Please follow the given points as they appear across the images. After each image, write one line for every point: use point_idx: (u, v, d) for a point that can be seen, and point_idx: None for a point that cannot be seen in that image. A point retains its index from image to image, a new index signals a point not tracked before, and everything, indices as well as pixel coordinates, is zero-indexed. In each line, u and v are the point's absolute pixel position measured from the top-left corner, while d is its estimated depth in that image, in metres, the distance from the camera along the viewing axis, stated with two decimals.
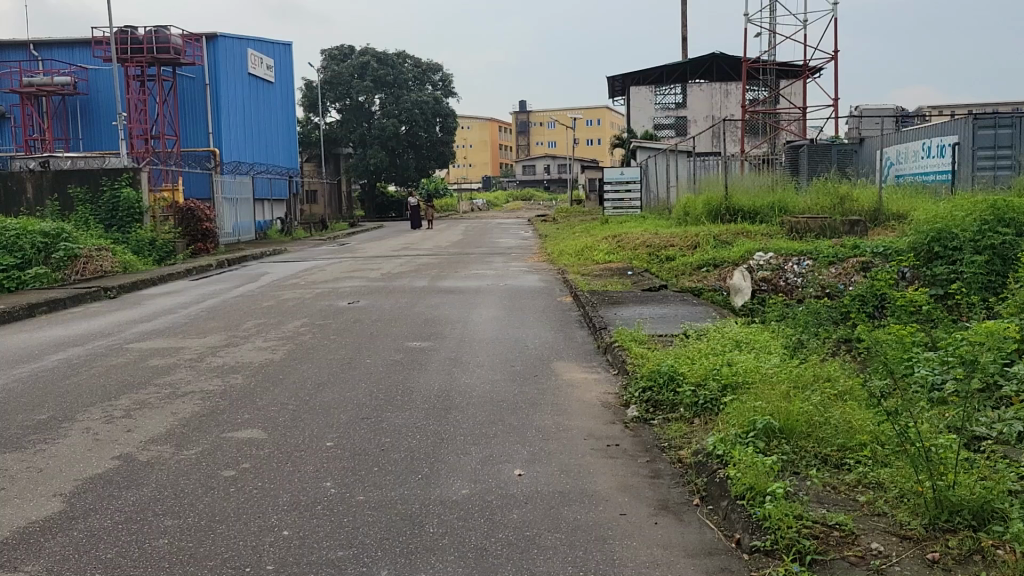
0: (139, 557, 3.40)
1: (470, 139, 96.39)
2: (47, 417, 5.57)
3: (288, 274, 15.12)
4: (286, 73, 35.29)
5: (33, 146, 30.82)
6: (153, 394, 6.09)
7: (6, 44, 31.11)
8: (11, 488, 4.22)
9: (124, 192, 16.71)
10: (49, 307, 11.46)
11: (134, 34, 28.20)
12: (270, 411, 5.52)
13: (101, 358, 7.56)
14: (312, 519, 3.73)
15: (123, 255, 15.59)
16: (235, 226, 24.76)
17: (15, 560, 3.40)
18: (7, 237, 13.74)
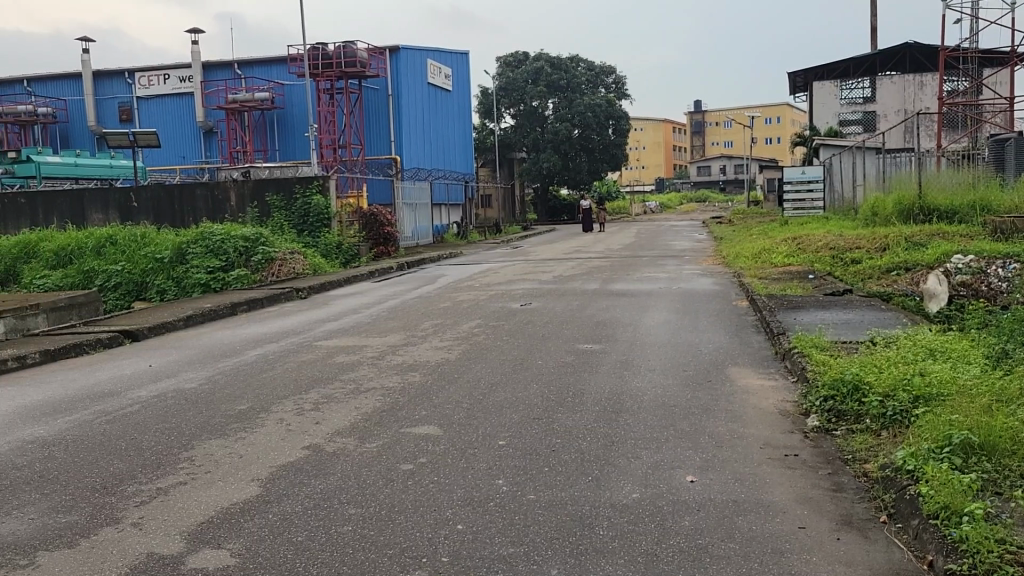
0: (326, 541, 3.61)
1: (643, 141, 95.57)
2: (247, 407, 6.05)
3: (464, 276, 15.62)
4: (464, 82, 36.41)
5: (235, 157, 33.47)
6: (339, 389, 6.45)
7: (214, 64, 34.01)
8: (215, 471, 4.60)
9: (315, 199, 17.83)
10: (249, 306, 12.40)
11: (325, 50, 30.02)
12: (445, 409, 5.71)
13: (293, 354, 8.11)
14: (485, 515, 3.83)
15: (313, 259, 16.61)
16: (415, 230, 25.83)
17: (218, 538, 3.70)
18: (214, 241, 14.98)
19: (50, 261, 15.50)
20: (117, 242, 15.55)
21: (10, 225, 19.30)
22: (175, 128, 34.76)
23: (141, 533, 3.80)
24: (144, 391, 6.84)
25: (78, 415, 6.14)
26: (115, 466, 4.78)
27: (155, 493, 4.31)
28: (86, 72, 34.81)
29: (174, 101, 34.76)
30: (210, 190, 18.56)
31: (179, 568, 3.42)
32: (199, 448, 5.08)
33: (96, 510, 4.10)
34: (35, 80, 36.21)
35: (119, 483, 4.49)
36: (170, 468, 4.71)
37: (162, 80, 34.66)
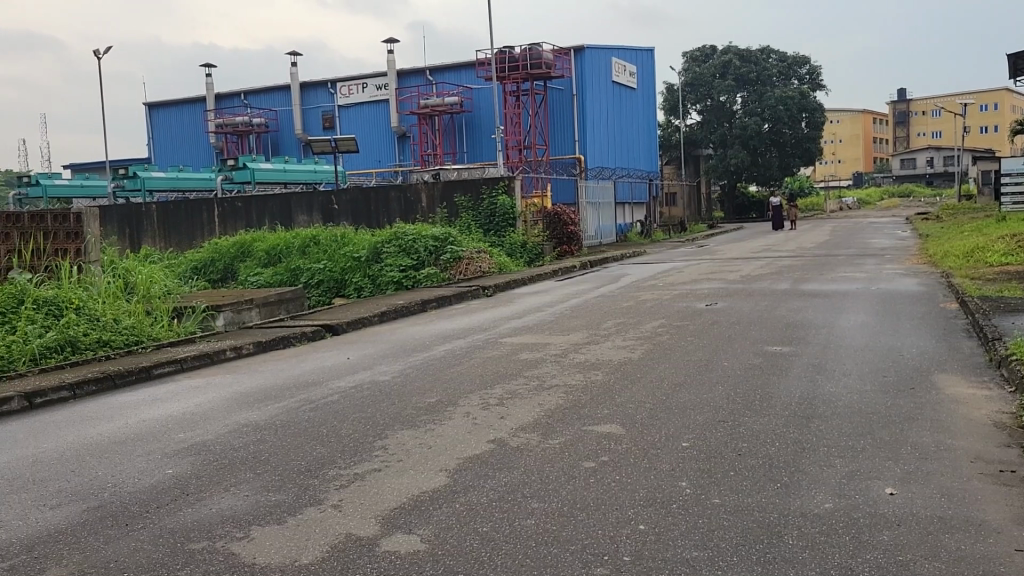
0: (509, 534, 3.70)
1: (840, 134, 90.55)
2: (436, 400, 6.31)
3: (648, 275, 15.49)
4: (650, 79, 36.05)
5: (427, 160, 34.92)
6: (522, 385, 6.59)
7: (407, 72, 35.76)
8: (407, 460, 4.84)
9: (501, 199, 18.31)
10: (438, 303, 12.92)
11: (511, 53, 30.70)
12: (628, 409, 5.69)
13: (480, 350, 8.36)
14: (668, 517, 3.78)
15: (498, 257, 17.04)
16: (599, 228, 25.89)
17: (410, 523, 3.89)
18: (407, 241, 15.71)
19: (262, 260, 16.79)
20: (320, 242, 16.64)
21: (229, 226, 21.06)
22: (372, 133, 36.74)
23: (341, 515, 4.05)
24: (344, 382, 7.29)
25: (285, 402, 6.63)
26: (318, 451, 5.14)
27: (352, 478, 4.58)
28: (294, 84, 37.56)
29: (371, 108, 36.76)
30: (403, 192, 19.47)
31: (375, 549, 3.63)
32: (392, 438, 5.34)
33: (301, 491, 4.41)
34: (251, 93, 39.49)
35: (321, 467, 4.82)
36: (366, 455, 5.00)
37: (361, 88, 36.75)
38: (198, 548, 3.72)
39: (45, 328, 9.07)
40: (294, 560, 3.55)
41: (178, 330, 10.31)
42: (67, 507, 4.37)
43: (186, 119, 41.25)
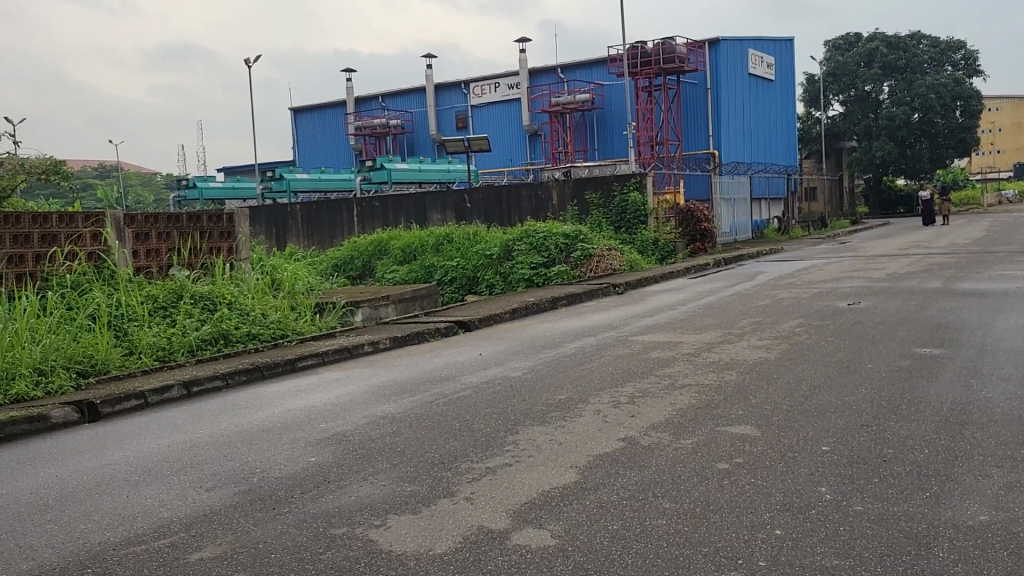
0: (641, 533, 3.68)
1: (1000, 122, 84.53)
2: (567, 397, 6.33)
3: (785, 273, 14.98)
4: (788, 70, 34.86)
5: (558, 158, 35.05)
6: (654, 384, 6.52)
7: (539, 70, 36.01)
8: (538, 456, 4.88)
9: (632, 196, 18.18)
10: (569, 301, 12.95)
11: (644, 48, 30.36)
12: (764, 410, 5.52)
13: (610, 348, 8.33)
14: (806, 523, 3.65)
15: (629, 255, 16.92)
16: (734, 225, 25.26)
17: (540, 518, 3.92)
18: (538, 239, 15.83)
19: (398, 257, 17.28)
20: (453, 240, 16.98)
21: (367, 225, 21.66)
22: (504, 133, 37.20)
23: (473, 507, 4.13)
24: (475, 377, 7.43)
25: (419, 396, 6.82)
26: (452, 444, 5.26)
27: (484, 471, 4.67)
28: (430, 86, 38.50)
29: (503, 107, 37.19)
30: (534, 190, 19.58)
31: (505, 542, 3.68)
32: (523, 433, 5.41)
33: (435, 483, 4.53)
34: (388, 96, 40.75)
35: (454, 459, 4.93)
36: (498, 449, 5.08)
37: (493, 88, 37.25)
38: (338, 533, 3.88)
39: (201, 321, 9.68)
40: (428, 549, 3.65)
41: (320, 325, 10.77)
42: (221, 490, 4.66)
43: (328, 122, 43.02)
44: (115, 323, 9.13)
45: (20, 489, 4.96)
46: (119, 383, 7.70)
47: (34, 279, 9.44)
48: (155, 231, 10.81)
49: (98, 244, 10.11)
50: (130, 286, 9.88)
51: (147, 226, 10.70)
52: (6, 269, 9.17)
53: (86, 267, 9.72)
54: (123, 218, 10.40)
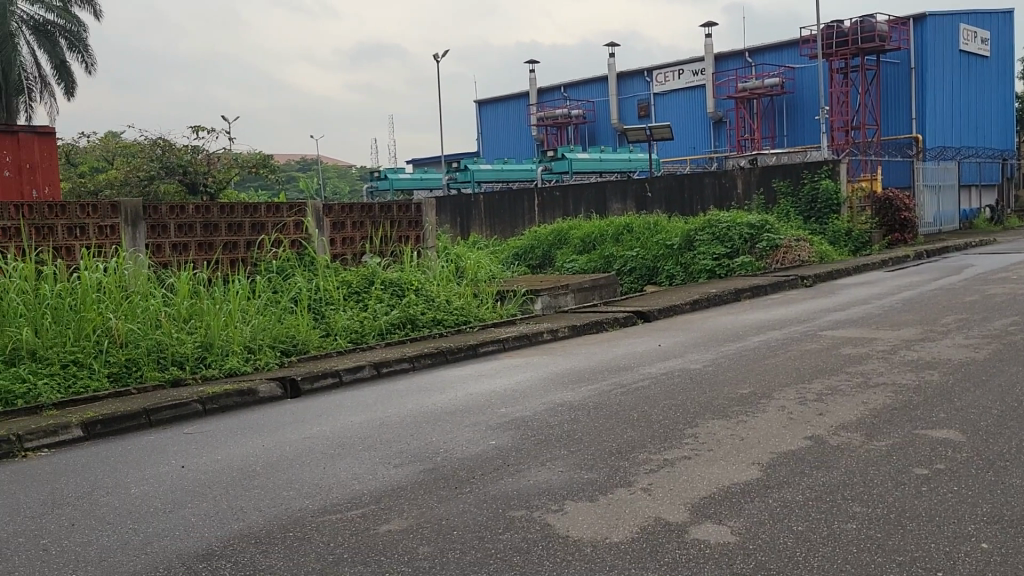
0: (828, 535, 3.53)
1: None
2: (749, 391, 6.15)
3: (997, 266, 13.75)
4: (1008, 45, 31.86)
5: (744, 145, 33.95)
6: (845, 381, 6.21)
7: (725, 55, 35.02)
8: (717, 451, 4.78)
9: (824, 184, 17.32)
10: (753, 293, 12.54)
11: (840, 28, 28.77)
12: (969, 414, 5.13)
13: (797, 343, 8.00)
14: (1017, 538, 3.37)
15: (820, 246, 16.14)
16: (938, 215, 23.49)
17: (720, 514, 3.85)
18: (721, 228, 15.45)
19: (578, 247, 17.39)
20: (633, 230, 16.86)
21: (548, 215, 21.95)
22: (687, 120, 36.47)
23: (650, 498, 4.11)
24: (654, 368, 7.37)
25: (598, 385, 6.85)
26: (630, 434, 5.25)
27: (662, 463, 4.63)
28: (612, 75, 38.41)
29: (687, 94, 36.49)
30: (718, 178, 19.08)
31: (684, 535, 3.64)
32: (703, 427, 5.30)
33: (613, 471, 4.54)
34: (570, 86, 41.03)
35: (632, 450, 4.92)
36: (677, 442, 5.01)
37: (677, 75, 36.59)
38: (517, 516, 3.98)
39: (390, 306, 10.16)
40: (605, 537, 3.67)
41: (501, 312, 11.03)
42: (407, 467, 4.90)
43: (512, 114, 43.86)
44: (314, 306, 9.78)
45: (232, 455, 5.44)
46: (317, 363, 8.26)
47: (246, 264, 10.30)
48: (351, 220, 11.47)
49: (300, 233, 10.87)
50: (328, 271, 10.55)
51: (343, 215, 11.37)
52: (222, 255, 10.07)
53: (290, 254, 10.49)
54: (323, 208, 11.10)
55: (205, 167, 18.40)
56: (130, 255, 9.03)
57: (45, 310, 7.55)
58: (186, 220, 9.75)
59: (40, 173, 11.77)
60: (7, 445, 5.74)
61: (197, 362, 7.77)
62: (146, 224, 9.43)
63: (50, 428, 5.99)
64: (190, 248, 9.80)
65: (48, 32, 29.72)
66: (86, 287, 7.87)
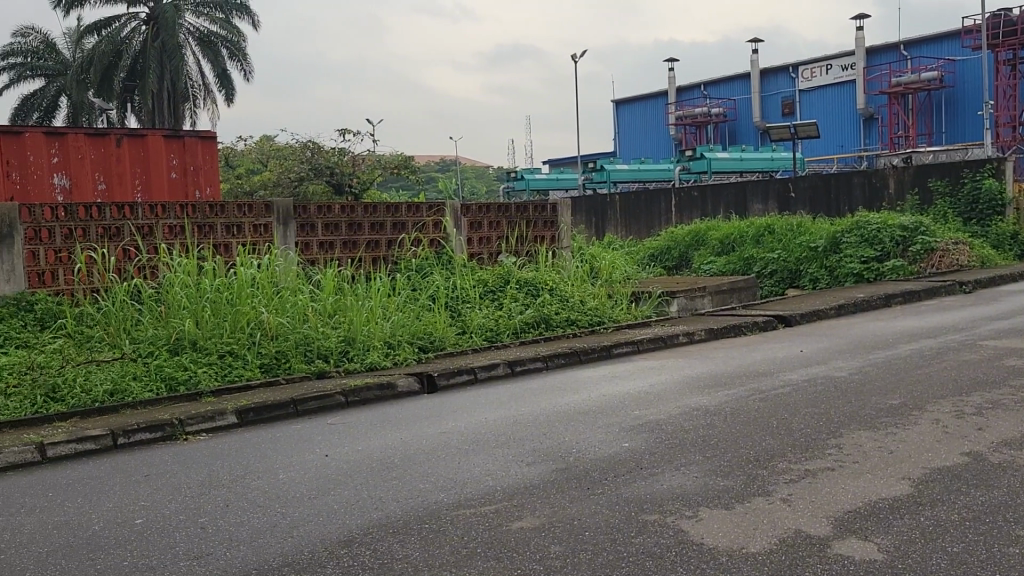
0: (986, 559, 3.30)
1: None
2: (900, 402, 5.83)
3: None
4: None
5: (897, 143, 32.26)
6: (1009, 395, 5.78)
7: (879, 48, 33.39)
8: (864, 463, 4.55)
9: (986, 183, 16.33)
10: (905, 298, 11.89)
11: (1008, 17, 26.87)
12: None
13: (954, 352, 7.51)
14: None
15: (980, 249, 15.11)
16: None
17: (867, 529, 3.67)
18: (870, 230, 14.72)
19: (716, 248, 17.01)
20: (775, 231, 16.33)
21: (685, 215, 21.55)
22: (835, 117, 34.98)
23: (790, 509, 3.97)
24: (796, 375, 7.10)
25: (736, 390, 6.67)
26: (769, 442, 5.08)
27: (803, 474, 4.46)
28: (755, 72, 37.34)
29: (835, 90, 35.04)
30: (868, 177, 18.13)
31: (826, 550, 3.50)
32: (849, 437, 5.07)
33: (751, 480, 4.41)
34: (711, 84, 40.21)
35: (772, 458, 4.77)
36: (820, 452, 4.81)
37: (825, 71, 35.19)
38: (650, 520, 3.93)
39: (525, 305, 10.25)
40: (742, 547, 3.57)
41: (636, 314, 10.93)
42: (540, 465, 4.93)
43: (650, 113, 43.38)
44: (451, 304, 10.00)
45: (372, 447, 5.63)
46: (454, 359, 8.45)
47: (387, 262, 10.66)
48: (487, 220, 11.65)
49: (438, 232, 11.16)
50: (465, 270, 10.76)
51: (480, 215, 11.57)
52: (365, 254, 10.46)
53: (429, 253, 10.77)
54: (461, 208, 11.33)
55: (350, 168, 19.24)
56: (281, 253, 9.50)
57: (204, 304, 8.05)
58: (332, 219, 10.17)
59: (203, 176, 12.62)
60: (170, 428, 6.16)
61: (340, 356, 8.08)
62: (296, 223, 9.92)
63: (208, 414, 6.38)
64: (335, 246, 10.22)
65: (211, 42, 31.71)
66: (241, 282, 8.33)
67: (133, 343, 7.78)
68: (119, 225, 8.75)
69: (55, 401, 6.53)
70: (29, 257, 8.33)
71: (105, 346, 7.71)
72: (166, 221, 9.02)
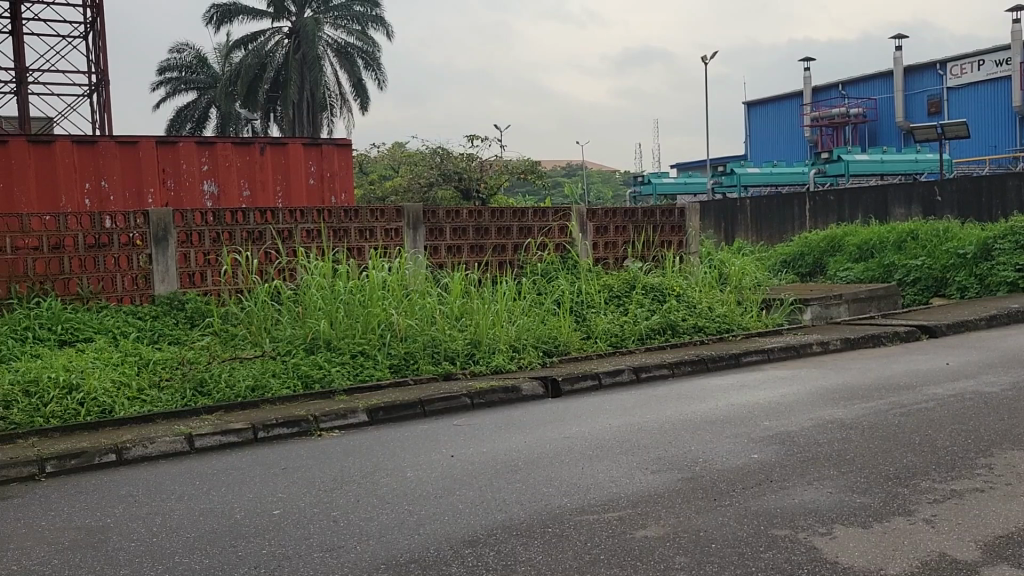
0: None
1: None
2: None
3: None
4: None
5: None
6: None
7: None
8: (1017, 486, 4.25)
9: None
10: None
11: None
12: None
13: None
14: None
15: None
16: None
17: (1020, 557, 3.42)
18: None
19: (853, 254, 16.30)
20: (919, 237, 15.49)
21: (820, 220, 20.76)
22: (987, 116, 32.89)
23: (934, 530, 3.75)
24: (941, 389, 6.70)
25: (874, 403, 6.36)
26: (911, 459, 4.82)
27: (948, 494, 4.20)
28: (898, 69, 35.59)
29: (987, 88, 32.98)
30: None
31: None
32: (1000, 457, 4.75)
33: (890, 498, 4.20)
34: (849, 83, 38.68)
35: (914, 476, 4.52)
36: (968, 472, 4.53)
37: (977, 66, 33.20)
38: (780, 535, 3.80)
39: (651, 311, 10.13)
40: (879, 568, 3.40)
41: (767, 321, 10.61)
42: (665, 474, 4.85)
43: (784, 115, 42.07)
44: (576, 308, 9.99)
45: (496, 449, 5.70)
46: (579, 364, 8.44)
47: (513, 265, 10.78)
48: (613, 224, 11.59)
49: (564, 236, 11.19)
50: (591, 274, 10.73)
51: (606, 219, 11.52)
52: (492, 258, 10.61)
53: (554, 257, 10.80)
54: (587, 212, 11.31)
55: (478, 174, 19.57)
56: (411, 256, 9.77)
57: (338, 304, 8.37)
58: (460, 223, 10.36)
59: (339, 182, 13.01)
60: (306, 424, 6.43)
61: (466, 357, 8.23)
62: (426, 227, 10.15)
63: (341, 411, 6.62)
64: (463, 250, 10.41)
65: (348, 53, 32.98)
66: (373, 285, 8.60)
67: (273, 341, 8.17)
68: (262, 229, 9.22)
69: (203, 395, 6.92)
70: (181, 259, 8.89)
71: (248, 344, 8.14)
72: (304, 225, 9.44)
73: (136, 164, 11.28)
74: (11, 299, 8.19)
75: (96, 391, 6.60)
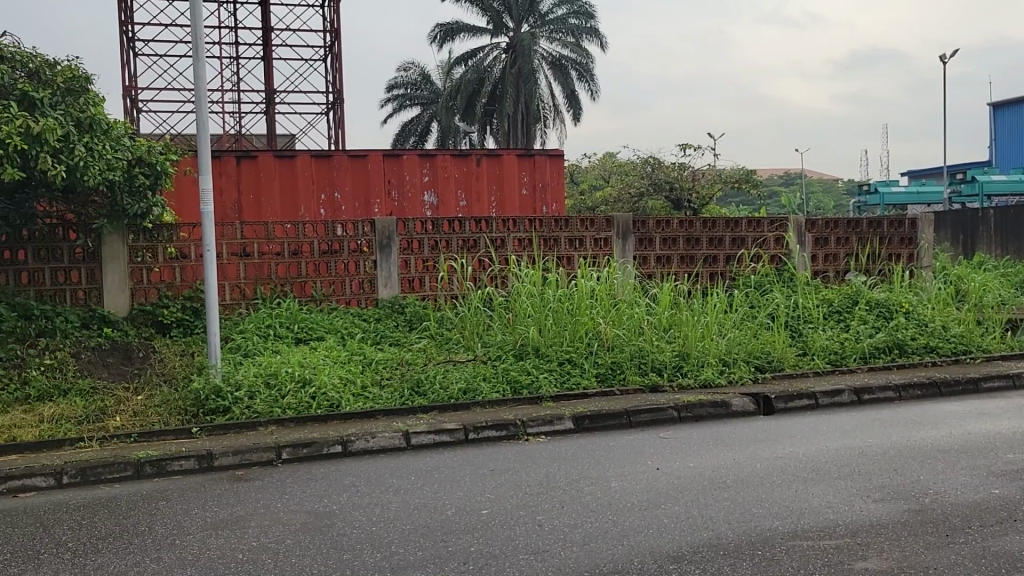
0: None
1: None
2: None
3: None
4: None
5: None
6: None
7: None
8: None
9: None
10: None
11: None
12: None
13: None
14: None
15: None
16: None
17: None
18: None
19: None
20: None
21: None
22: None
23: None
24: None
25: None
26: None
27: None
28: None
29: None
30: None
31: None
32: None
33: None
34: None
35: None
36: None
37: None
38: None
39: (876, 328, 9.48)
40: None
41: (1011, 344, 9.60)
42: (890, 503, 4.50)
43: None
44: (793, 323, 9.53)
45: (703, 464, 5.55)
46: (794, 382, 8.06)
47: (725, 277, 10.49)
48: (835, 236, 10.95)
49: (780, 248, 10.73)
50: (808, 287, 10.21)
51: (827, 230, 10.91)
52: (703, 269, 10.38)
53: (769, 269, 10.37)
54: (805, 222, 10.78)
55: (690, 184, 19.24)
56: (620, 265, 9.74)
57: (547, 312, 8.47)
58: (670, 234, 10.21)
59: (550, 192, 13.16)
60: (514, 428, 6.59)
61: (674, 370, 8.09)
62: (635, 237, 10.10)
63: (548, 418, 6.72)
64: (673, 260, 10.27)
65: (563, 66, 33.60)
66: (581, 293, 8.63)
67: (484, 346, 8.45)
68: (477, 237, 9.57)
69: (419, 395, 7.28)
70: (402, 265, 9.43)
71: (461, 347, 8.50)
72: (517, 234, 9.69)
73: (365, 175, 12.06)
74: (256, 300, 8.97)
75: (325, 386, 7.11)
